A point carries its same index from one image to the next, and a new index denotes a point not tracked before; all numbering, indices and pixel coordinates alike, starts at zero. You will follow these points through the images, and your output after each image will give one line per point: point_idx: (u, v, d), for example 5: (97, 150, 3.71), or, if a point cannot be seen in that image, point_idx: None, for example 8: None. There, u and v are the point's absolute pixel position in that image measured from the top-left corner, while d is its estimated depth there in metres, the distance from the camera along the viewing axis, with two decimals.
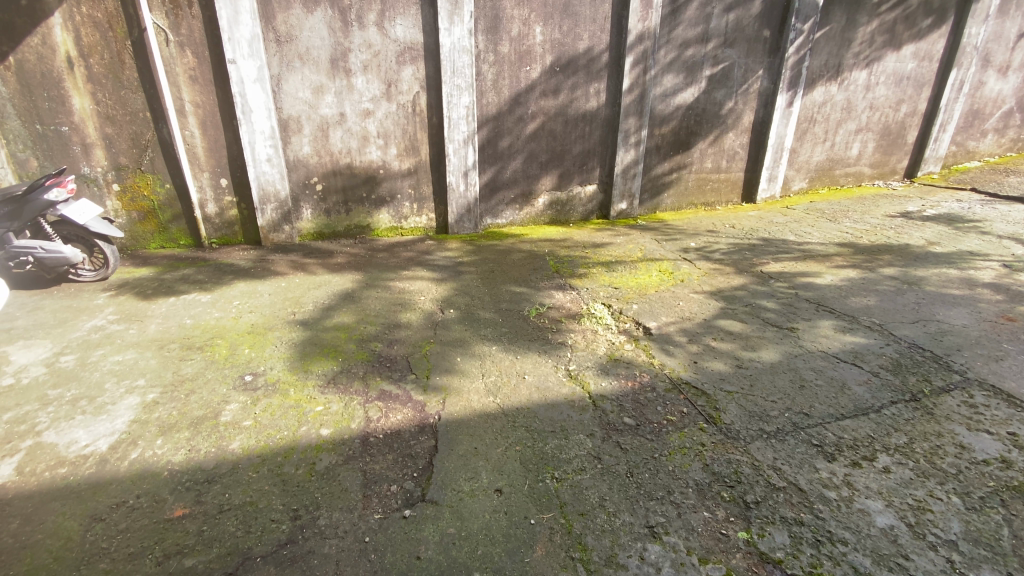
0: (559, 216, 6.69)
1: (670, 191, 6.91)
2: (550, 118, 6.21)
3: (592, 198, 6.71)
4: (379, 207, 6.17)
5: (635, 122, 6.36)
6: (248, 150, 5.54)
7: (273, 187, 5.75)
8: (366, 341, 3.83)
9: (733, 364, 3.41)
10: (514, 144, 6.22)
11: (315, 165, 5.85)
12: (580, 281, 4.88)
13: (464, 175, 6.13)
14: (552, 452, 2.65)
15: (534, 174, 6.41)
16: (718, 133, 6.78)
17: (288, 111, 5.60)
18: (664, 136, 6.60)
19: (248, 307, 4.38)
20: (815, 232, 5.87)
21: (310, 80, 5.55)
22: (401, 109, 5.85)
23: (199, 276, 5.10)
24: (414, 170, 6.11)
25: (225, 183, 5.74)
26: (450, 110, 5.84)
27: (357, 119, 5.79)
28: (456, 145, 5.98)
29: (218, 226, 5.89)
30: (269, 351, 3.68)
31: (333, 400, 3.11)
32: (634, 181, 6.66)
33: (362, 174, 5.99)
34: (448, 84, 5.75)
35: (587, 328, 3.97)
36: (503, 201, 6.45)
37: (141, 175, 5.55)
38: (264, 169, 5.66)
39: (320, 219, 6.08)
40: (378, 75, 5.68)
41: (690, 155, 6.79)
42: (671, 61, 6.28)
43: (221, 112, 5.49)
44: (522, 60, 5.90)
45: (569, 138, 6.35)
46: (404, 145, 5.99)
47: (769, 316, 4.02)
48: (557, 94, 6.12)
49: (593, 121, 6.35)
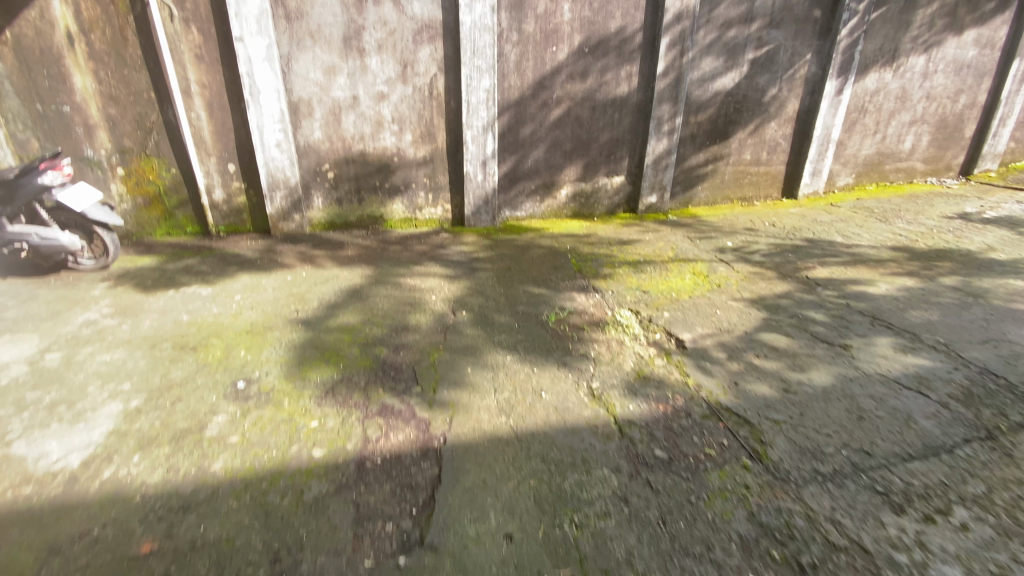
0: (583, 209, 6.27)
1: (704, 184, 6.42)
2: (577, 104, 5.78)
3: (619, 191, 6.27)
4: (393, 196, 5.85)
5: (669, 109, 5.89)
6: (256, 134, 5.26)
7: (283, 174, 5.47)
8: (371, 345, 3.52)
9: (779, 387, 3.00)
10: (537, 131, 5.82)
11: (327, 151, 5.54)
12: (605, 283, 4.48)
13: (484, 165, 5.76)
14: (572, 490, 2.31)
15: (557, 164, 6.00)
16: (759, 122, 6.25)
17: (299, 93, 5.29)
18: (700, 125, 6.11)
19: (249, 303, 4.11)
20: (865, 234, 5.35)
21: (322, 60, 5.22)
22: (417, 92, 5.48)
23: (202, 266, 4.86)
24: (430, 157, 5.76)
25: (232, 169, 5.48)
26: (469, 95, 5.46)
27: (370, 103, 5.44)
28: (475, 132, 5.61)
29: (225, 213, 5.65)
30: (266, 354, 3.39)
31: (330, 414, 2.80)
32: (665, 173, 6.20)
33: (375, 161, 5.67)
34: (468, 66, 5.35)
35: (612, 338, 3.59)
36: (523, 192, 6.07)
37: (146, 159, 5.32)
38: (273, 154, 5.38)
39: (331, 209, 5.78)
40: (394, 55, 5.31)
41: (727, 146, 6.28)
42: (710, 43, 5.77)
43: (228, 94, 5.20)
44: (548, 40, 5.47)
45: (596, 126, 5.91)
46: (420, 131, 5.64)
47: (818, 330, 3.58)
48: (585, 77, 5.68)
49: (624, 107, 5.89)
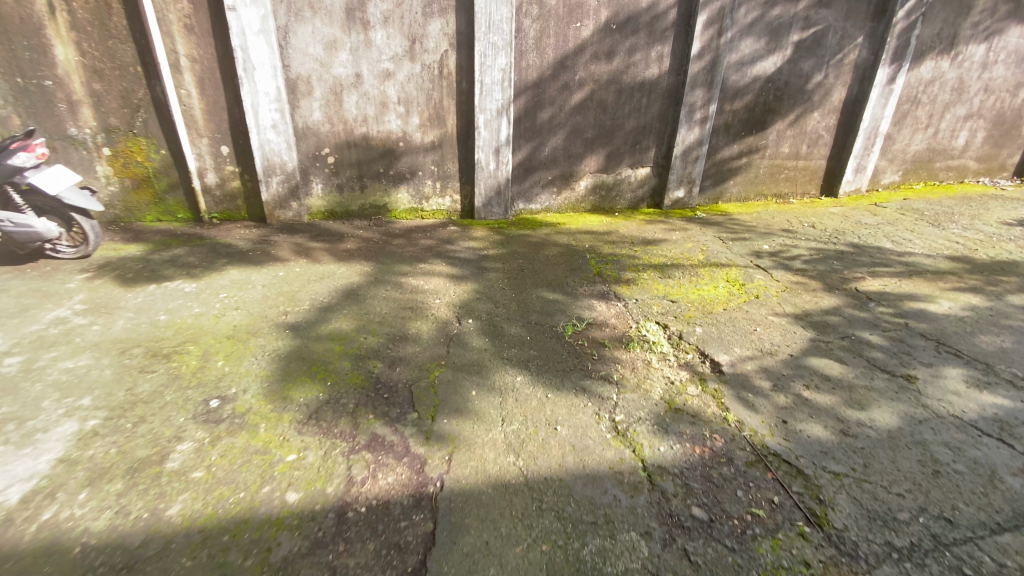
0: (603, 203, 5.80)
1: (736, 178, 5.91)
2: (601, 87, 5.27)
3: (643, 184, 5.78)
4: (398, 184, 5.42)
5: (702, 95, 5.36)
6: (251, 114, 4.84)
7: (279, 158, 5.05)
8: (364, 358, 3.12)
9: (835, 428, 2.56)
10: (556, 116, 5.33)
11: (327, 134, 5.11)
12: (628, 289, 4.04)
13: (497, 153, 5.29)
14: (593, 561, 1.90)
15: (577, 153, 5.51)
16: (799, 112, 5.71)
17: (297, 69, 4.85)
18: (735, 113, 5.57)
19: (234, 302, 3.72)
20: (917, 240, 4.83)
21: (322, 33, 4.75)
22: (427, 71, 5.01)
23: (189, 257, 4.49)
24: (439, 143, 5.30)
25: (226, 151, 5.08)
26: (483, 75, 4.97)
27: (375, 82, 4.99)
28: (488, 116, 5.13)
29: (219, 198, 5.26)
30: (246, 366, 3.01)
31: (310, 446, 2.41)
32: (695, 166, 5.69)
33: (380, 146, 5.23)
34: (483, 42, 4.86)
35: (638, 358, 3.17)
36: (539, 183, 5.60)
37: (134, 139, 4.93)
38: (268, 136, 4.95)
39: (332, 197, 5.38)
40: (401, 29, 4.83)
41: (764, 138, 5.75)
42: (751, 22, 5.21)
43: (220, 69, 4.77)
44: (571, 15, 4.95)
45: (621, 112, 5.40)
46: (429, 114, 5.18)
47: (875, 356, 3.12)
48: (611, 58, 5.16)
49: (652, 92, 5.37)
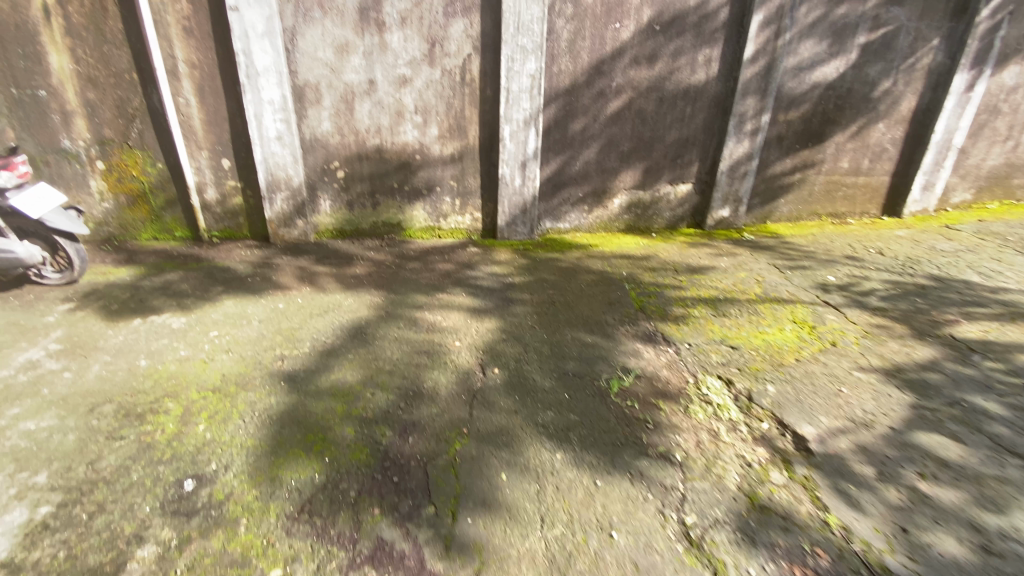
0: (639, 222, 5.24)
1: (788, 196, 5.31)
2: (641, 94, 4.73)
3: (684, 202, 5.21)
4: (413, 200, 4.92)
5: (755, 104, 4.79)
6: (253, 124, 4.39)
7: (284, 172, 4.59)
8: (370, 421, 2.61)
9: (973, 543, 2.06)
10: (590, 127, 4.80)
11: (337, 146, 4.64)
12: (678, 331, 3.48)
13: (523, 168, 4.77)
14: None
15: (612, 168, 4.97)
16: (862, 123, 5.10)
17: (305, 75, 4.38)
18: (790, 124, 4.99)
19: (226, 344, 3.24)
20: (1008, 273, 4.24)
21: (333, 35, 4.28)
22: (448, 77, 4.51)
23: (182, 284, 4.04)
24: (459, 156, 4.80)
25: (227, 165, 4.63)
26: (510, 81, 4.46)
27: (390, 89, 4.50)
28: (515, 127, 4.62)
29: (219, 215, 4.81)
30: (231, 433, 2.51)
31: (302, 558, 1.91)
32: (743, 183, 5.10)
33: (395, 160, 4.74)
34: (511, 45, 4.35)
35: (703, 427, 2.61)
36: (569, 200, 5.07)
37: (129, 151, 4.50)
38: (273, 148, 4.50)
39: (341, 214, 4.90)
40: (420, 30, 4.34)
41: (821, 151, 5.15)
42: (813, 22, 4.64)
43: (221, 75, 4.33)
44: (610, 15, 4.43)
45: (662, 123, 4.85)
46: (449, 124, 4.68)
47: (999, 434, 2.61)
48: (654, 62, 4.62)
49: (697, 100, 4.81)
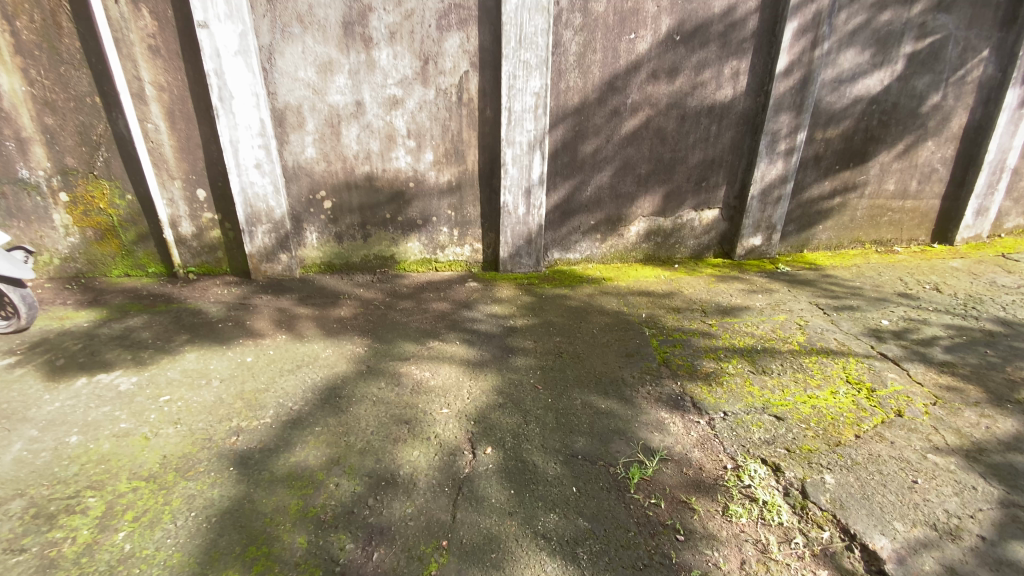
0: (659, 252, 4.71)
1: (827, 222, 4.75)
2: (659, 112, 4.23)
3: (709, 229, 4.67)
4: (408, 231, 4.46)
5: (789, 121, 4.26)
6: (229, 151, 3.97)
7: (265, 203, 4.16)
8: (327, 526, 2.10)
9: None
10: (602, 149, 4.30)
11: (323, 174, 4.21)
12: (711, 395, 2.92)
13: (528, 195, 4.28)
14: None
15: (627, 193, 4.47)
16: (910, 141, 4.53)
17: (285, 97, 3.97)
18: (829, 142, 4.45)
19: (175, 414, 2.80)
20: None
21: (314, 53, 3.87)
22: (443, 97, 4.06)
23: (144, 332, 3.61)
24: (457, 183, 4.34)
25: (203, 196, 4.23)
26: (511, 101, 3.99)
27: (380, 111, 4.06)
28: (518, 150, 4.14)
29: (195, 250, 4.40)
30: (155, 543, 2.04)
31: None
32: (776, 208, 4.55)
33: (387, 188, 4.29)
34: (512, 60, 3.89)
35: (746, 538, 2.06)
36: (579, 229, 4.55)
37: (95, 182, 4.14)
38: (251, 177, 4.07)
39: (329, 247, 4.45)
40: (411, 46, 3.90)
41: (864, 172, 4.59)
42: (853, 29, 4.11)
43: (193, 98, 3.94)
44: (623, 25, 3.95)
45: (684, 143, 4.34)
46: (445, 148, 4.22)
47: None
48: (673, 76, 4.13)
49: (723, 118, 4.30)
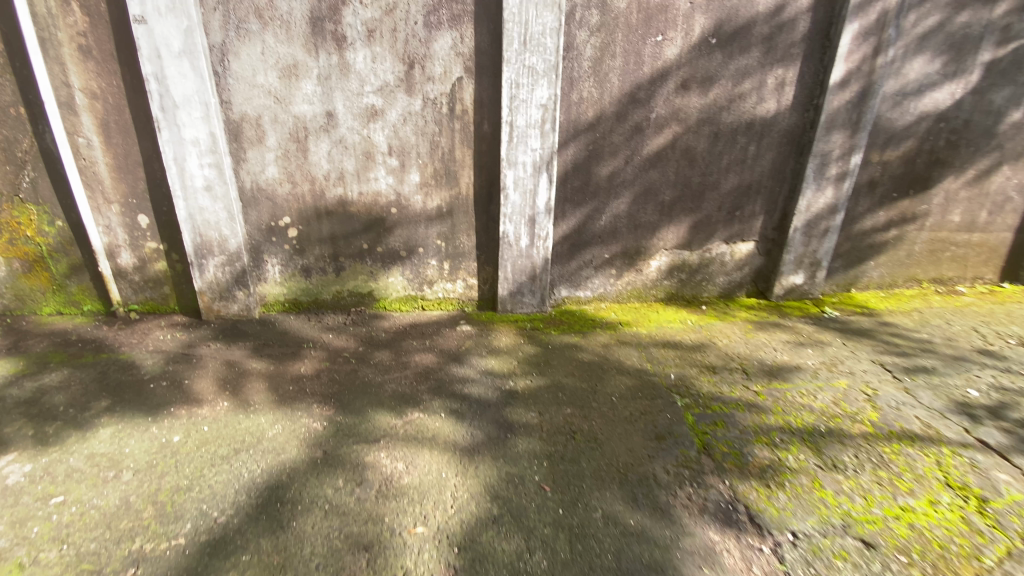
0: (683, 290, 4.02)
1: (880, 257, 4.07)
2: (689, 129, 3.57)
3: (742, 265, 3.99)
4: (389, 264, 3.76)
5: (843, 141, 3.60)
6: (173, 171, 3.31)
7: (217, 232, 3.50)
8: None
9: None
10: (621, 172, 3.64)
11: (287, 198, 3.54)
12: (773, 504, 2.22)
13: (532, 225, 3.61)
14: None
15: (648, 223, 3.80)
16: (982, 165, 3.89)
17: (241, 107, 3.31)
18: (886, 166, 3.79)
19: (64, 528, 2.11)
20: None
21: (276, 54, 3.21)
22: (431, 109, 3.39)
23: (58, 395, 2.89)
24: (448, 210, 3.66)
25: (145, 222, 3.54)
26: (514, 114, 3.32)
27: (355, 123, 3.39)
28: (522, 172, 3.46)
29: (138, 285, 3.71)
30: None
31: None
32: (823, 242, 3.86)
33: (364, 215, 3.62)
34: (514, 66, 3.22)
35: None
36: (592, 263, 3.87)
37: (20, 206, 3.44)
38: (200, 201, 3.41)
39: (294, 282, 3.76)
40: (393, 47, 3.24)
41: (925, 201, 3.93)
42: (924, 33, 3.49)
43: (131, 108, 3.27)
44: (650, 25, 3.30)
45: (716, 165, 3.68)
46: (434, 169, 3.54)
47: None
48: (707, 87, 3.48)
49: (764, 136, 3.63)
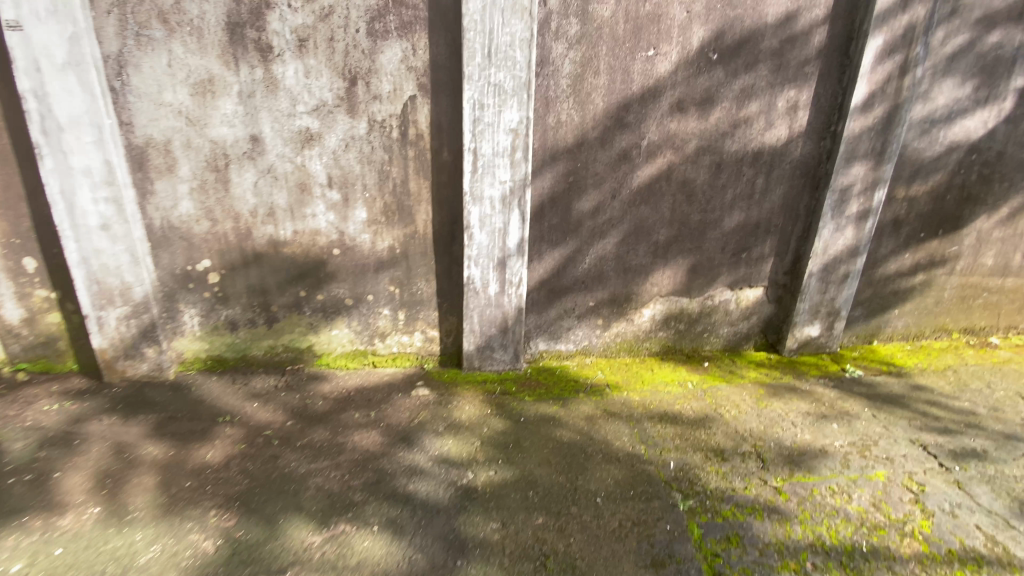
0: (681, 342, 3.43)
1: (905, 305, 3.53)
2: (686, 159, 3.04)
3: (749, 313, 3.42)
4: (332, 316, 3.14)
5: (865, 174, 3.08)
6: (60, 206, 2.71)
7: (117, 279, 2.88)
8: None
9: None
10: (606, 208, 3.09)
11: (206, 238, 2.94)
12: None
13: (501, 270, 3.02)
14: None
15: (639, 266, 3.23)
16: (1016, 203, 3.38)
17: (146, 130, 2.73)
18: (913, 202, 3.27)
19: None
20: None
21: (188, 68, 2.65)
22: (378, 133, 2.83)
23: None
24: (402, 251, 3.07)
25: (33, 266, 2.92)
26: (478, 140, 2.76)
27: (286, 150, 2.82)
28: (488, 208, 2.89)
29: (27, 341, 3.07)
30: None
31: None
32: (842, 289, 3.32)
33: (300, 258, 3.02)
34: (478, 83, 2.68)
35: None
36: (574, 312, 3.28)
37: None
38: (96, 243, 2.80)
39: (217, 337, 3.13)
40: (330, 60, 2.69)
41: (956, 242, 3.41)
42: (954, 52, 2.99)
43: (10, 130, 2.69)
44: (639, 36, 2.77)
45: (718, 200, 3.14)
46: (385, 204, 2.96)
47: None
48: (707, 110, 2.95)
49: (773, 167, 3.11)
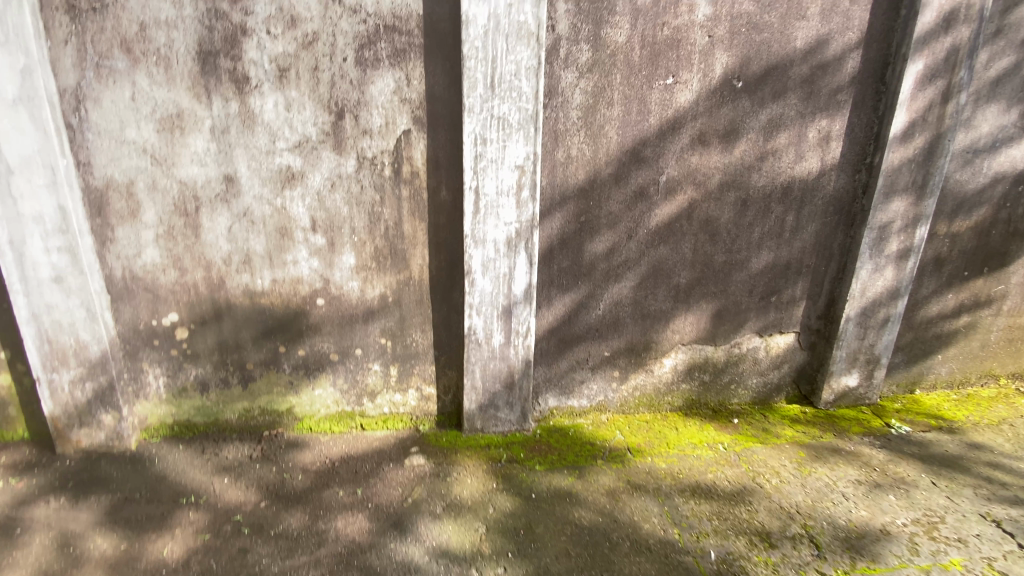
0: (707, 395, 3.07)
1: (949, 350, 3.21)
2: (709, 195, 2.75)
3: (780, 362, 3.09)
4: (315, 373, 2.79)
5: (905, 209, 2.80)
6: (8, 258, 2.36)
7: (71, 337, 2.52)
8: None
9: None
10: (622, 249, 2.78)
11: (174, 288, 2.60)
12: None
13: (506, 320, 2.69)
14: None
15: (659, 312, 2.91)
16: None
17: (106, 171, 2.43)
18: (956, 238, 2.99)
19: None
20: None
21: (155, 101, 2.36)
22: (368, 171, 2.53)
23: None
24: (395, 300, 2.74)
25: None
26: (480, 177, 2.47)
27: (265, 191, 2.51)
28: (491, 253, 2.58)
29: None
30: None
31: None
32: (882, 334, 3.00)
33: (281, 310, 2.69)
34: (479, 115, 2.40)
35: None
36: (587, 364, 2.94)
37: None
38: (48, 297, 2.45)
39: (185, 400, 2.76)
40: (315, 92, 2.41)
41: (1002, 280, 3.12)
42: (998, 77, 2.75)
43: None
44: (657, 63, 2.52)
45: (744, 239, 2.85)
46: (376, 248, 2.65)
47: None
48: (731, 142, 2.68)
49: (804, 204, 2.83)
